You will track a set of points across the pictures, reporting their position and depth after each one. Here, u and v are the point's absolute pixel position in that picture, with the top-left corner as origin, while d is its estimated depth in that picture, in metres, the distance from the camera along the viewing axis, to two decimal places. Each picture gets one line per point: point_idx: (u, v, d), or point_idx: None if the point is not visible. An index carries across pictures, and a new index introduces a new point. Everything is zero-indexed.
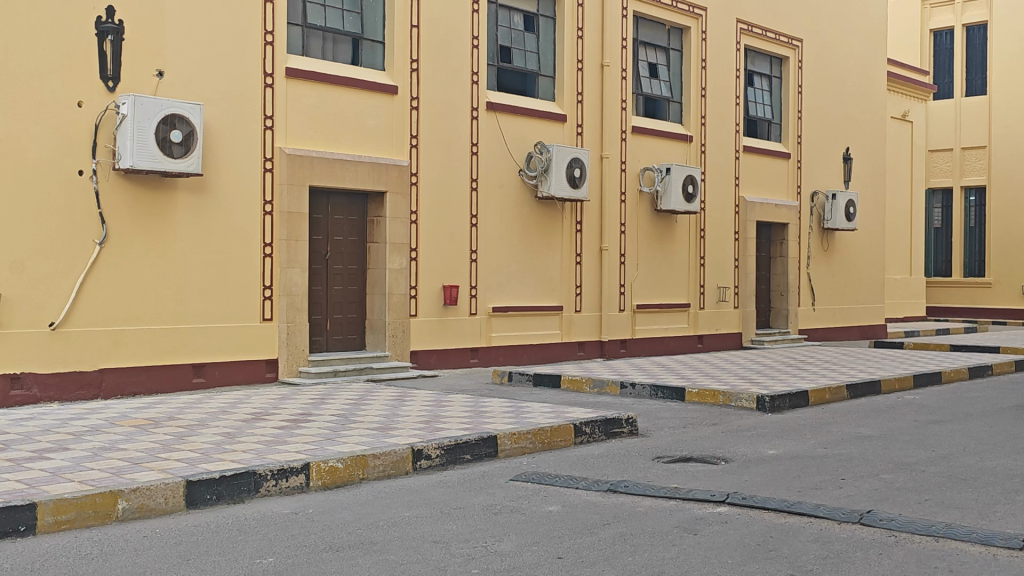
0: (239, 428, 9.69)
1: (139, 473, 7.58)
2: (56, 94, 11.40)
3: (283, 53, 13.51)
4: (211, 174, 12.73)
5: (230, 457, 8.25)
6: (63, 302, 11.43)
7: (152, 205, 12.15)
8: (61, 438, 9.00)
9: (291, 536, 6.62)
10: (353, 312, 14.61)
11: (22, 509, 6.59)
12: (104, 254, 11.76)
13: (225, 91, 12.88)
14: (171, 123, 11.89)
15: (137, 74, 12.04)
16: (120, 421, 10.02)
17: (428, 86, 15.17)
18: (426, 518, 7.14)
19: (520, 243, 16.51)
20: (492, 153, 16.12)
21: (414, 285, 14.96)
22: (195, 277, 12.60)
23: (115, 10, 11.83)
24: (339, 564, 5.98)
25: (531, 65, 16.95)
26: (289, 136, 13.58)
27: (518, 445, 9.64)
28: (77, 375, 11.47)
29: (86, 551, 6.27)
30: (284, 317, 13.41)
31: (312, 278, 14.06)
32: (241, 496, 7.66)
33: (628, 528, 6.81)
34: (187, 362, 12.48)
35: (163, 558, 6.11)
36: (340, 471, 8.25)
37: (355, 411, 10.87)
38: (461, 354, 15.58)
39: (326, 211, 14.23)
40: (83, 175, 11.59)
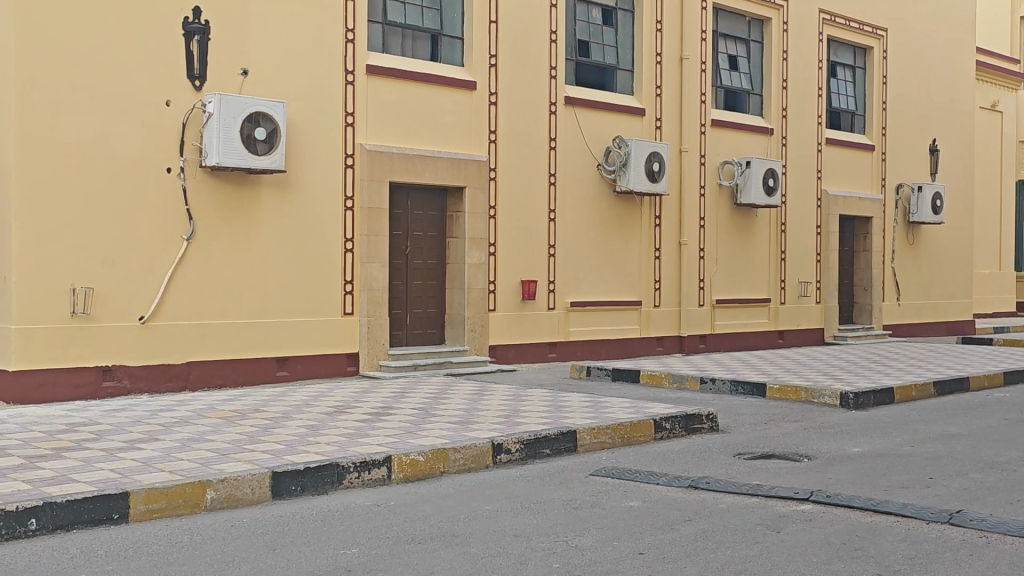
0: (322, 421, 9.83)
1: (226, 464, 7.75)
2: (146, 93, 11.70)
3: (363, 51, 13.66)
4: (294, 170, 12.94)
5: (314, 449, 8.39)
6: (153, 296, 11.72)
7: (237, 202, 12.39)
8: (151, 429, 9.25)
9: (373, 528, 6.71)
10: (432, 307, 14.70)
11: (116, 497, 6.79)
12: (191, 249, 12.03)
13: (307, 89, 13.08)
14: (255, 121, 12.10)
15: (222, 73, 12.29)
16: (207, 413, 10.25)
17: (506, 82, 15.22)
18: (506, 512, 7.17)
19: (598, 237, 16.46)
20: (570, 147, 16.10)
21: (493, 280, 15.01)
22: (278, 273, 12.82)
23: (201, 10, 12.09)
24: (421, 556, 6.03)
25: (609, 59, 16.90)
26: (369, 133, 13.73)
27: (597, 440, 9.64)
28: (165, 367, 11.78)
29: (177, 539, 6.43)
30: (365, 311, 13.57)
31: (392, 272, 14.19)
32: (325, 488, 7.78)
33: (710, 525, 6.76)
34: (271, 356, 12.72)
35: (251, 547, 6.24)
36: (421, 464, 8.33)
37: (435, 405, 10.96)
38: (540, 349, 15.60)
39: (405, 207, 14.35)
40: (171, 172, 11.87)
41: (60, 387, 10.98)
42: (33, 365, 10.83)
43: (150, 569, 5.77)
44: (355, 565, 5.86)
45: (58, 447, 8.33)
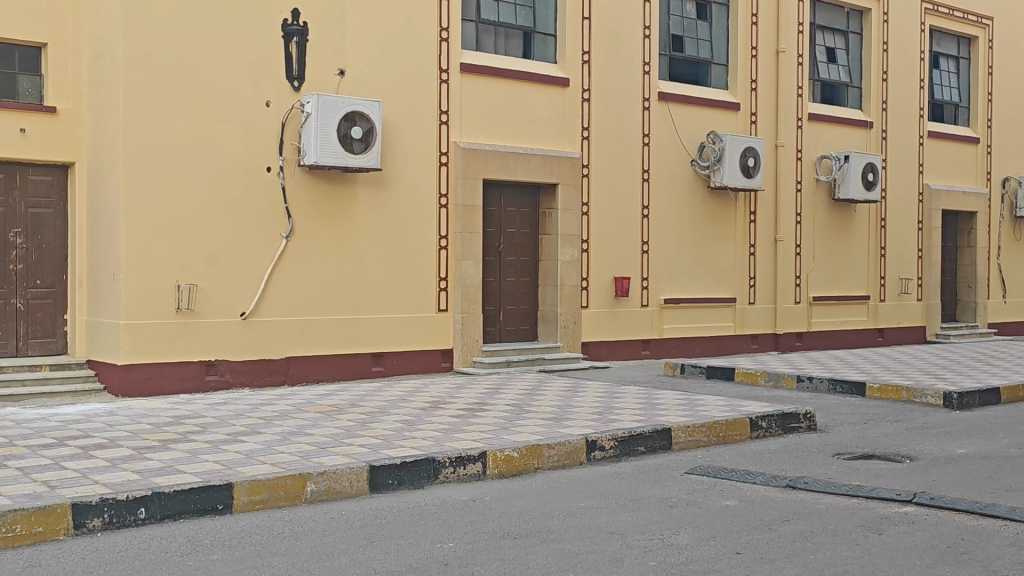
0: (418, 417, 9.94)
1: (325, 458, 7.90)
2: (247, 94, 11.97)
3: (457, 49, 13.77)
4: (389, 169, 13.11)
5: (411, 444, 8.50)
6: (253, 293, 12.00)
7: (334, 200, 12.62)
8: (253, 422, 9.48)
9: (469, 523, 6.76)
10: (525, 303, 14.73)
11: (220, 488, 6.98)
12: (290, 247, 12.29)
13: (403, 89, 13.24)
14: (352, 120, 12.29)
15: (320, 74, 12.52)
16: (306, 407, 10.46)
17: (600, 78, 15.18)
18: (601, 509, 7.17)
19: (692, 234, 16.31)
20: (665, 143, 15.99)
21: (586, 277, 15.00)
22: (374, 270, 13.01)
23: (300, 12, 12.31)
24: (517, 552, 6.06)
25: (704, 53, 16.71)
26: (463, 131, 13.84)
27: (692, 438, 9.56)
28: (266, 362, 12.05)
29: (279, 530, 6.58)
30: (459, 308, 13.67)
31: (486, 269, 14.27)
32: (422, 482, 7.88)
33: (809, 526, 6.66)
34: (367, 352, 12.92)
35: (350, 539, 6.35)
36: (516, 460, 8.38)
37: (529, 401, 11.00)
38: (633, 346, 15.53)
39: (499, 203, 14.40)
40: (271, 171, 12.14)
41: (166, 381, 11.33)
42: (140, 359, 11.18)
43: (253, 559, 5.91)
44: (452, 559, 5.92)
45: (165, 439, 8.60)
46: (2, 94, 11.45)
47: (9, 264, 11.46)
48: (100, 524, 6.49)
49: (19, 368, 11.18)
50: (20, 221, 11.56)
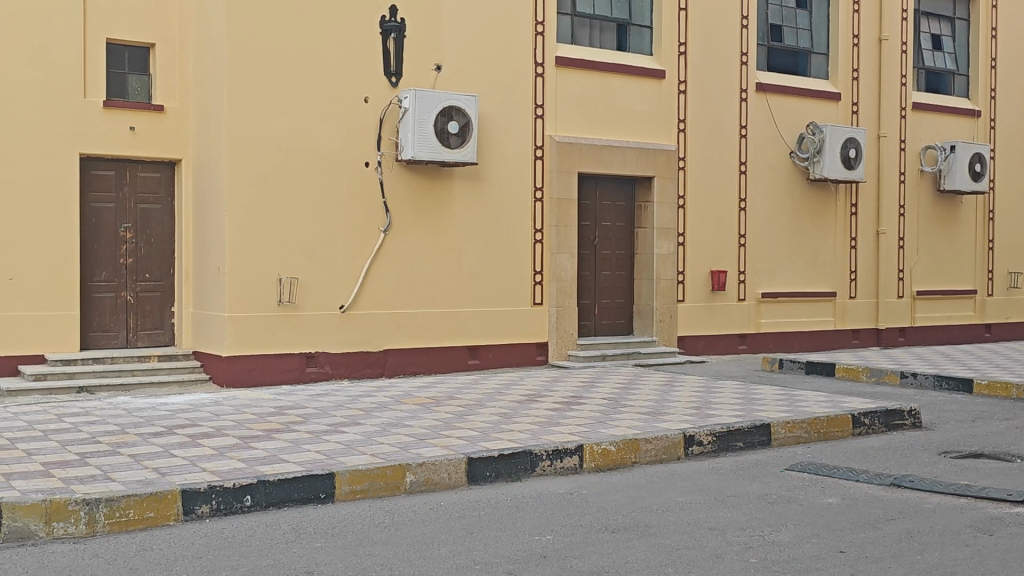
0: (515, 410, 9.99)
1: (424, 449, 7.99)
2: (346, 91, 12.16)
3: (552, 43, 13.77)
4: (485, 163, 13.18)
5: (508, 436, 8.54)
6: (352, 286, 12.19)
7: (431, 195, 12.74)
8: (353, 413, 9.64)
9: (567, 516, 6.77)
10: (620, 297, 14.66)
11: (322, 478, 7.11)
12: (387, 240, 12.45)
13: (498, 83, 13.30)
14: (448, 115, 12.39)
15: (417, 69, 12.65)
16: (404, 399, 10.59)
17: (696, 69, 15.02)
18: (700, 504, 7.10)
19: (791, 227, 16.04)
20: (763, 135, 15.74)
21: (682, 270, 14.87)
22: (470, 263, 13.10)
23: (397, 9, 12.46)
24: (615, 546, 6.05)
25: (803, 43, 16.42)
26: (559, 124, 13.84)
27: (793, 434, 9.40)
28: (364, 354, 12.25)
29: (379, 519, 6.68)
30: (555, 302, 13.69)
31: (581, 263, 14.25)
32: (519, 475, 7.91)
33: (916, 525, 6.49)
34: (463, 345, 13.02)
35: (449, 530, 6.41)
36: (612, 454, 8.35)
37: (626, 395, 10.96)
38: (730, 340, 15.35)
39: (594, 197, 14.37)
40: (369, 166, 12.31)
41: (269, 371, 11.59)
42: (243, 350, 11.45)
43: (355, 547, 6.01)
44: (550, 551, 5.93)
45: (269, 429, 8.80)
46: (113, 93, 11.98)
47: (119, 258, 11.92)
48: (208, 511, 6.68)
49: (129, 359, 11.59)
50: (129, 217, 12.00)
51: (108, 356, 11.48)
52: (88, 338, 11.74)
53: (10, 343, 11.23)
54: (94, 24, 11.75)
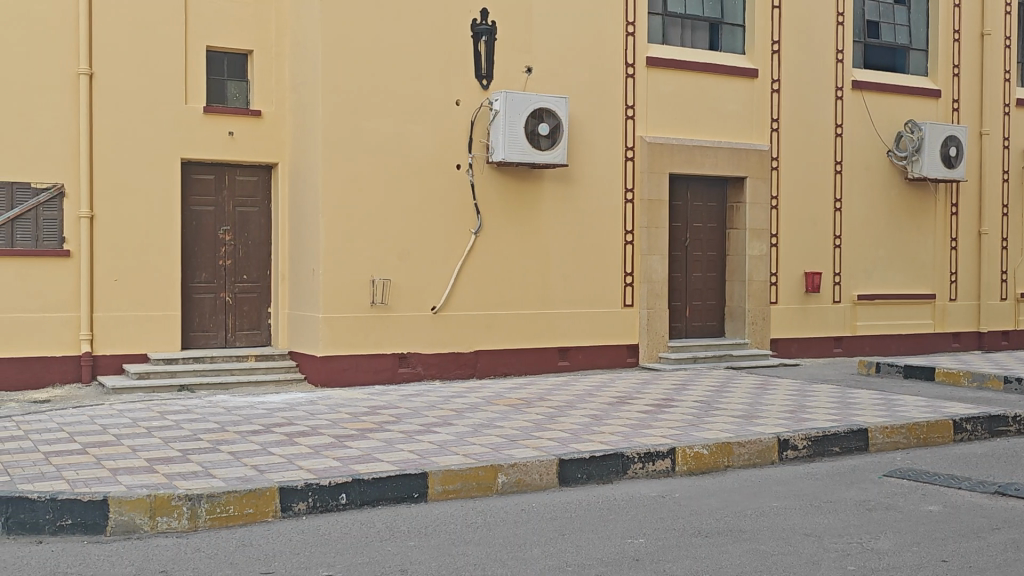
0: (606, 411, 9.97)
1: (516, 450, 8.03)
2: (437, 94, 12.28)
3: (643, 43, 13.70)
4: (575, 164, 13.17)
5: (599, 438, 8.53)
6: (443, 288, 12.29)
7: (521, 197, 12.78)
8: (445, 413, 9.73)
9: (660, 519, 6.73)
10: (712, 299, 14.50)
11: (415, 477, 7.19)
12: (478, 242, 12.53)
13: (589, 84, 13.28)
14: (539, 117, 12.41)
15: (508, 72, 12.71)
16: (496, 400, 10.65)
17: (791, 68, 14.77)
18: (795, 510, 6.98)
19: (889, 227, 15.68)
20: (860, 133, 15.42)
21: (775, 272, 14.65)
22: (560, 265, 13.10)
23: (488, 11, 12.53)
24: (709, 550, 5.99)
25: (902, 39, 16.04)
26: (650, 125, 13.76)
27: (891, 440, 9.20)
28: (456, 355, 12.34)
29: (472, 519, 6.72)
30: (645, 304, 13.62)
31: (672, 264, 14.14)
32: (611, 477, 7.89)
33: (1022, 535, 6.29)
34: (554, 346, 13.03)
35: (541, 531, 6.43)
36: (705, 457, 8.28)
37: (718, 398, 10.84)
38: (825, 343, 15.07)
39: (686, 198, 14.25)
40: (460, 168, 12.41)
41: (362, 371, 11.76)
42: (338, 350, 11.63)
43: (449, 547, 6.06)
44: (643, 554, 5.91)
45: (364, 428, 8.93)
46: (214, 100, 12.31)
47: (219, 260, 12.23)
48: (305, 508, 6.80)
49: (228, 358, 11.88)
50: (228, 220, 12.31)
51: (207, 355, 11.78)
52: (188, 338, 12.08)
53: (116, 342, 11.62)
54: (196, 33, 12.07)
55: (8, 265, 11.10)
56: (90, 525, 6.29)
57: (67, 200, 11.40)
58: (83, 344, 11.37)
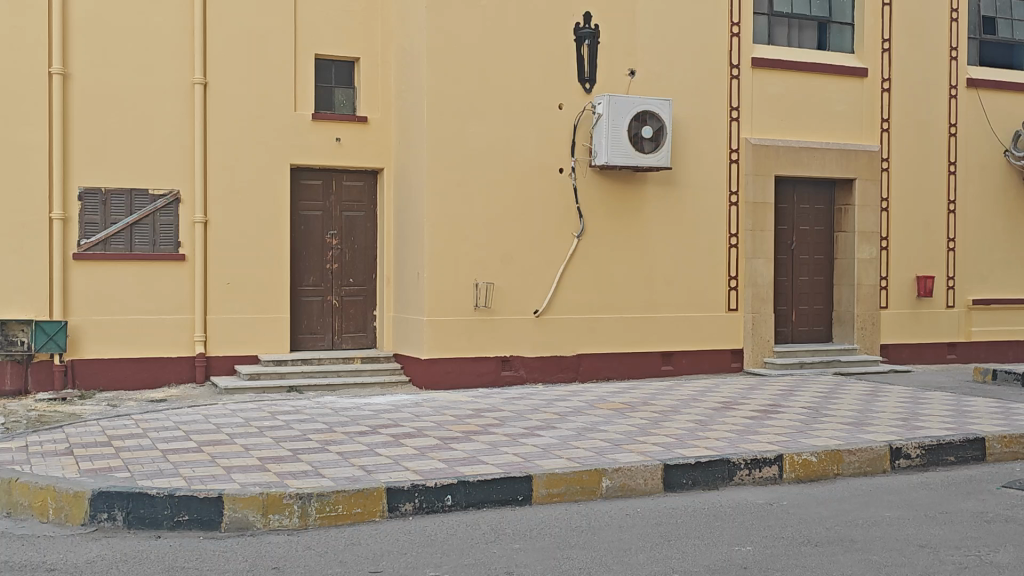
0: (711, 417, 9.86)
1: (621, 454, 7.99)
2: (541, 99, 12.33)
3: (749, 44, 13.52)
4: (679, 167, 13.07)
5: (704, 443, 8.44)
6: (546, 292, 12.32)
7: (624, 200, 12.74)
8: (548, 417, 9.75)
9: (768, 527, 6.62)
10: (819, 303, 14.21)
11: (520, 480, 7.22)
12: (581, 246, 12.52)
13: (693, 86, 13.16)
14: (642, 120, 12.34)
15: (612, 75, 12.69)
16: (599, 404, 10.63)
17: (902, 66, 14.40)
18: (909, 520, 6.80)
19: (1006, 229, 15.14)
20: (975, 133, 14.93)
21: (885, 276, 14.28)
22: (664, 269, 13.01)
23: (591, 15, 12.53)
24: (819, 560, 5.87)
25: (1020, 35, 15.50)
26: (755, 127, 13.57)
27: (1010, 450, 8.89)
28: (558, 358, 12.35)
29: (576, 523, 6.71)
30: (750, 308, 13.42)
31: (778, 268, 13.90)
32: (717, 483, 7.79)
33: None
34: (657, 351, 12.94)
35: (646, 537, 6.38)
36: (814, 465, 8.12)
37: (826, 405, 10.62)
38: (938, 349, 14.64)
39: (792, 201, 14.01)
40: (563, 172, 12.42)
41: (465, 374, 11.85)
42: (443, 352, 11.75)
43: (554, 550, 6.06)
44: (751, 562, 5.82)
45: (468, 431, 9.01)
46: (323, 107, 12.57)
47: (325, 264, 12.48)
48: (412, 509, 6.88)
49: (335, 360, 12.10)
50: (336, 224, 12.54)
51: (316, 357, 12.02)
52: (297, 340, 12.35)
53: (227, 344, 11.94)
54: (306, 41, 12.35)
55: (127, 269, 11.52)
56: (206, 522, 6.48)
57: (183, 206, 11.79)
58: (197, 346, 11.73)
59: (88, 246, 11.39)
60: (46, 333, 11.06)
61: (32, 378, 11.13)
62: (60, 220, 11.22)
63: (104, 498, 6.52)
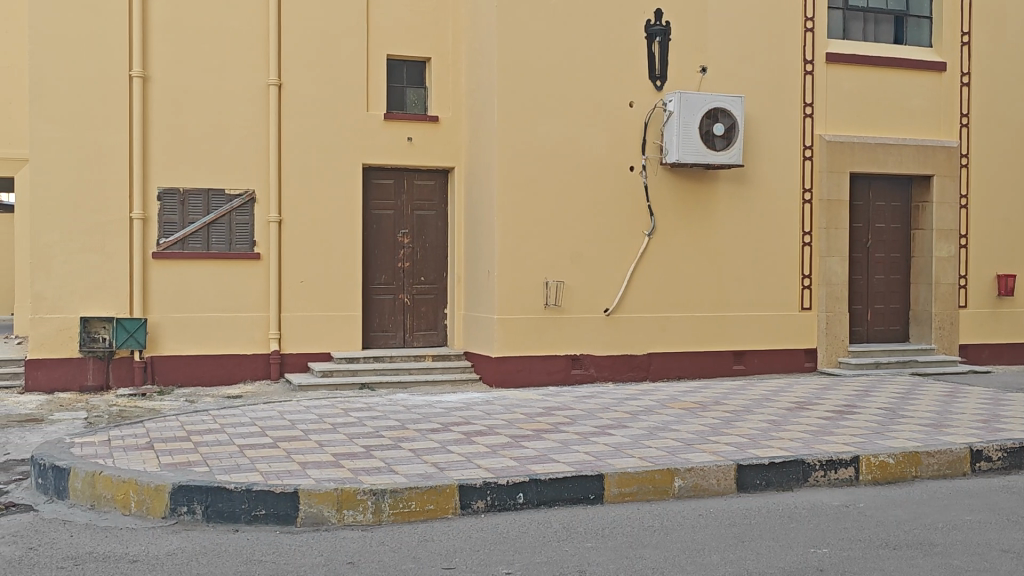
0: (785, 417, 9.74)
1: (693, 454, 7.93)
2: (611, 96, 12.29)
3: (823, 39, 13.32)
4: (751, 164, 12.93)
5: (778, 444, 8.33)
6: (616, 290, 12.28)
7: (695, 198, 12.64)
8: (620, 416, 9.71)
9: (844, 529, 6.52)
10: (895, 302, 13.94)
11: (592, 479, 7.21)
12: (652, 244, 12.45)
13: (765, 82, 13.01)
14: (714, 117, 12.22)
15: (683, 72, 12.59)
16: (671, 403, 10.56)
17: (983, 60, 14.06)
18: (991, 524, 6.64)
19: None
20: None
21: (964, 275, 13.97)
22: (735, 267, 12.88)
23: (662, 11, 12.43)
24: (897, 563, 5.77)
25: None
26: (829, 123, 13.37)
27: None
28: (629, 357, 12.30)
29: (648, 523, 6.68)
30: (824, 307, 13.23)
31: (853, 266, 13.67)
32: (791, 484, 7.70)
33: None
34: (729, 350, 12.82)
35: (720, 537, 6.33)
36: (891, 466, 7.98)
37: (903, 406, 10.42)
38: (1019, 349, 14.27)
39: (867, 198, 13.76)
40: (633, 170, 12.37)
41: (535, 372, 11.85)
42: (513, 351, 11.77)
43: (626, 550, 6.05)
44: (827, 565, 5.74)
45: (539, 429, 9.02)
46: (394, 107, 12.69)
47: (397, 263, 12.57)
48: (484, 506, 6.92)
49: (406, 358, 12.19)
50: (407, 223, 12.62)
51: (387, 355, 12.13)
52: (369, 338, 12.48)
53: (301, 342, 12.11)
54: (378, 42, 12.47)
55: (203, 268, 11.75)
56: (282, 516, 6.58)
57: (258, 205, 11.98)
58: (271, 343, 11.91)
59: (167, 245, 11.65)
60: (126, 330, 11.33)
61: (113, 375, 11.47)
62: (139, 220, 11.53)
63: (184, 492, 6.65)
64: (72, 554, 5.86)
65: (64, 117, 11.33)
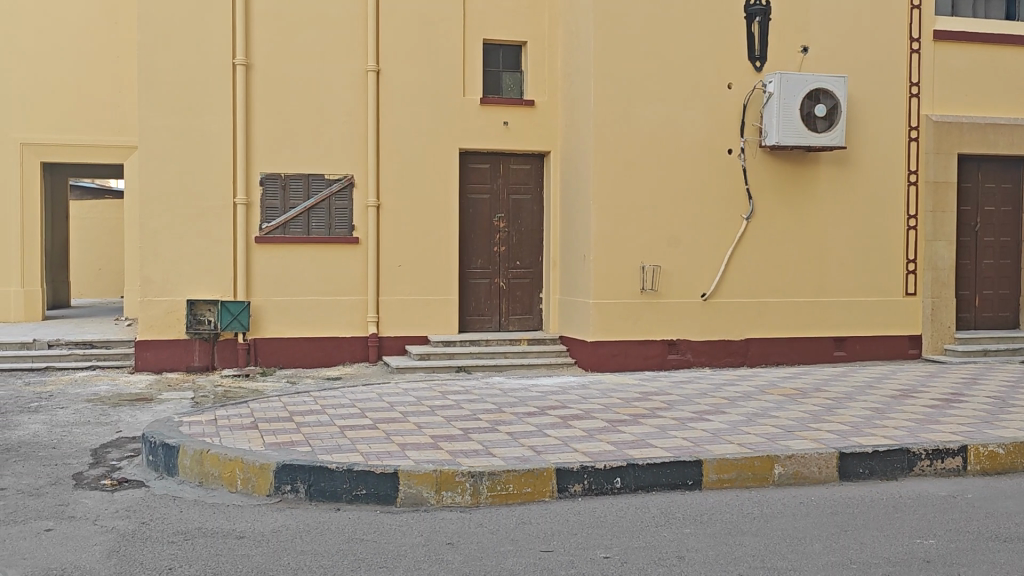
0: (888, 405, 9.51)
1: (793, 441, 7.81)
2: (709, 78, 12.12)
3: (930, 16, 12.91)
4: (853, 145, 12.63)
5: (882, 432, 8.14)
6: (714, 275, 12.14)
7: (795, 181, 12.40)
8: (718, 401, 9.62)
9: (952, 520, 6.35)
10: (1005, 288, 13.48)
11: (690, 464, 7.14)
12: (750, 228, 12.27)
13: (869, 61, 12.68)
14: (816, 98, 11.95)
15: (783, 52, 12.34)
16: (769, 389, 10.40)
17: None
18: None
19: None
20: None
21: None
22: (837, 251, 12.62)
23: None
24: (1009, 556, 5.60)
25: None
26: (936, 103, 13.01)
27: None
28: (726, 343, 12.16)
29: (748, 510, 6.60)
30: (930, 292, 12.88)
31: (960, 250, 13.27)
32: (895, 474, 7.52)
33: None
34: (829, 336, 12.57)
35: (822, 526, 6.22)
36: (1001, 457, 7.74)
37: (1014, 394, 10.08)
38: None
39: (976, 179, 13.33)
40: (732, 153, 12.20)
41: (631, 357, 11.78)
42: (609, 335, 11.72)
43: (726, 536, 5.99)
44: (935, 556, 5.60)
45: (636, 413, 8.98)
46: (491, 91, 12.72)
47: (493, 247, 12.64)
48: (580, 490, 6.92)
49: (502, 342, 12.24)
50: (503, 207, 12.66)
51: (483, 339, 12.20)
52: (466, 322, 12.57)
53: (399, 326, 12.25)
54: (474, 27, 12.51)
55: (304, 252, 11.98)
56: (383, 496, 6.68)
57: (356, 190, 12.15)
58: (370, 326, 12.08)
59: (269, 230, 11.90)
60: (230, 312, 11.63)
61: (218, 356, 11.79)
62: (243, 205, 11.79)
63: (288, 471, 6.81)
64: (182, 528, 6.05)
65: (170, 104, 11.66)
